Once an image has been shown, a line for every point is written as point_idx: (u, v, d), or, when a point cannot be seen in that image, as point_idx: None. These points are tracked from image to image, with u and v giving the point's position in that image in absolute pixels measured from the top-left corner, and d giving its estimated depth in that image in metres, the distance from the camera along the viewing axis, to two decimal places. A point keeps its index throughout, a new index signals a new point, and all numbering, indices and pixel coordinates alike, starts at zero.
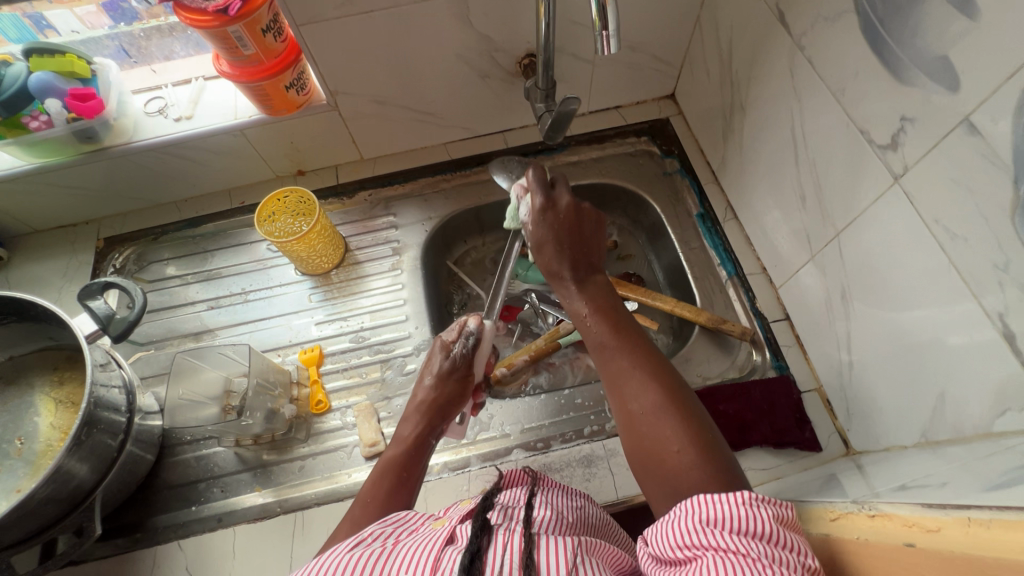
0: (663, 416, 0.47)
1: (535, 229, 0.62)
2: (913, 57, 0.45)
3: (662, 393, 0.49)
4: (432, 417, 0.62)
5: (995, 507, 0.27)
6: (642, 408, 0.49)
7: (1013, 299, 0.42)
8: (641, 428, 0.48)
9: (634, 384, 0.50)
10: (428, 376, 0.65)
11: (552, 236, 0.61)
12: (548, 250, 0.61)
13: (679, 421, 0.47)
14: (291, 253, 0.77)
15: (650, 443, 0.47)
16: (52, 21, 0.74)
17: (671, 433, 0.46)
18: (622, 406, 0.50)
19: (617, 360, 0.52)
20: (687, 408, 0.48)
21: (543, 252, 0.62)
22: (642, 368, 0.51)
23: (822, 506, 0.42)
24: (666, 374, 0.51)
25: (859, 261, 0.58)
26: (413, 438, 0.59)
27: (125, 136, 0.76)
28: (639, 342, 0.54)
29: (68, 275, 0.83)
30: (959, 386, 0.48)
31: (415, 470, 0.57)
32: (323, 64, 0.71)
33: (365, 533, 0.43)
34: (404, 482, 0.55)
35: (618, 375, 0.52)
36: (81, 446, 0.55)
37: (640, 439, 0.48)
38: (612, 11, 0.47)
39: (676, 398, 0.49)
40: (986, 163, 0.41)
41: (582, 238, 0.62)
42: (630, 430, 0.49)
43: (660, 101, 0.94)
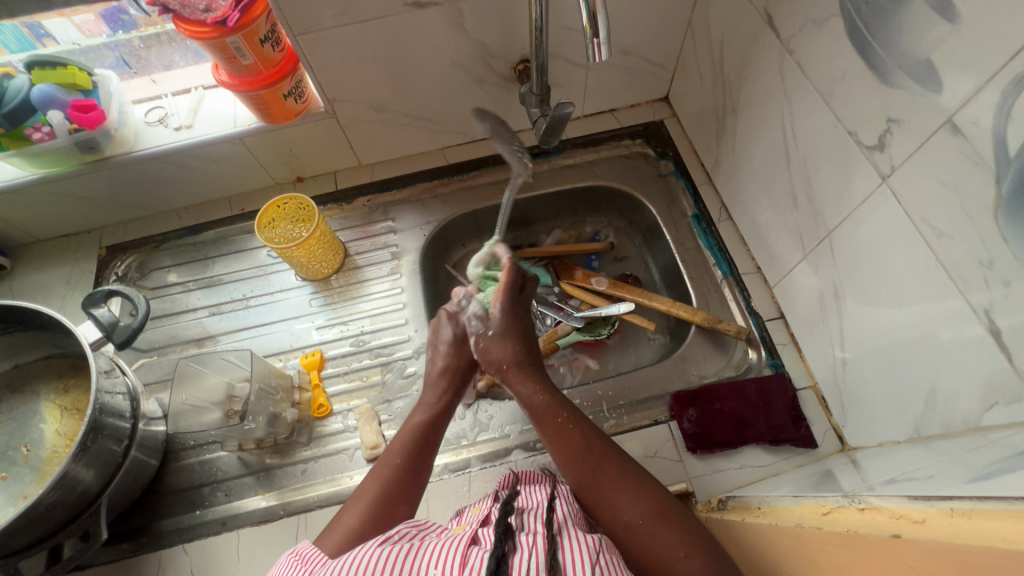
0: (658, 525, 0.50)
1: (500, 319, 0.59)
2: (897, 59, 0.46)
3: (650, 501, 0.51)
4: (446, 392, 0.61)
5: (976, 497, 0.28)
6: (637, 519, 0.50)
7: (997, 295, 0.43)
8: (642, 541, 0.49)
9: (622, 497, 0.51)
10: (440, 345, 0.62)
11: (516, 326, 0.59)
12: (509, 346, 0.58)
13: (674, 526, 0.49)
14: (291, 258, 0.78)
15: (654, 555, 0.48)
16: (51, 31, 0.75)
17: (672, 541, 0.48)
18: (614, 521, 0.51)
19: (604, 473, 0.53)
20: (674, 511, 0.51)
21: (503, 347, 0.58)
22: (627, 479, 0.52)
23: (814, 500, 0.43)
24: (646, 481, 0.53)
25: (850, 261, 0.59)
26: (425, 419, 0.59)
27: (126, 146, 0.77)
28: (614, 449, 0.55)
29: (71, 283, 0.84)
30: (948, 382, 0.49)
31: (435, 435, 0.59)
32: (320, 73, 0.72)
33: (392, 532, 0.45)
34: (423, 453, 0.57)
35: (605, 488, 0.52)
36: (87, 451, 0.56)
37: (641, 552, 0.49)
38: (602, 19, 0.48)
39: (665, 503, 0.51)
40: (970, 163, 0.42)
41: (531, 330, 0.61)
42: (627, 545, 0.50)
43: (654, 104, 0.95)
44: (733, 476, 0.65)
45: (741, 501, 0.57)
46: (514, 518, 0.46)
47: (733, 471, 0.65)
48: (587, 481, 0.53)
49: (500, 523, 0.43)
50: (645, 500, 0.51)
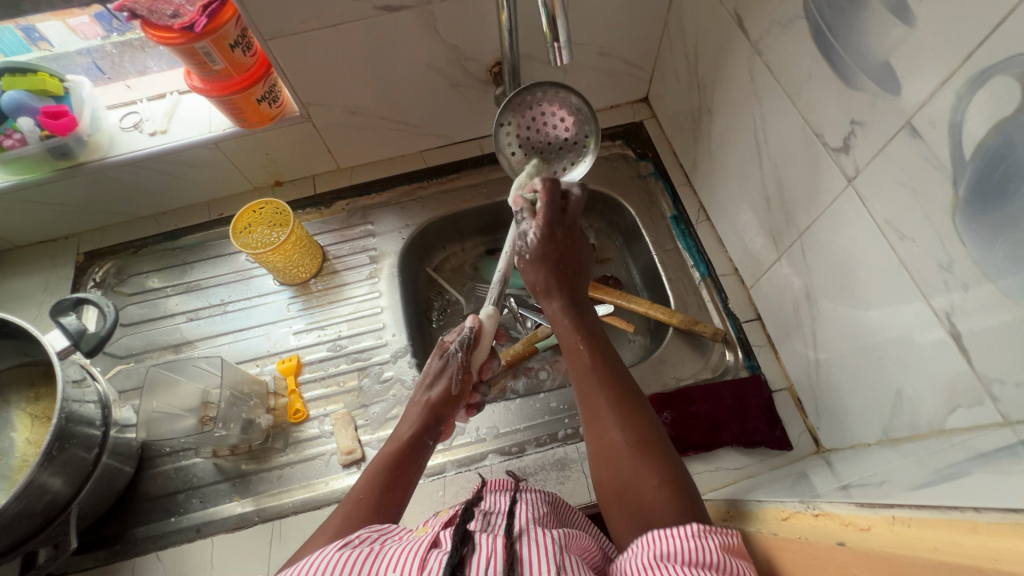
0: (639, 453, 0.49)
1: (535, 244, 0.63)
2: (859, 62, 0.46)
3: (638, 428, 0.51)
4: (428, 419, 0.62)
5: (915, 505, 0.28)
6: (621, 442, 0.51)
7: (957, 297, 0.43)
8: (618, 461, 0.50)
9: (613, 418, 0.52)
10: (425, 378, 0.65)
11: (551, 254, 0.63)
12: (544, 271, 0.64)
13: (655, 462, 0.49)
14: (267, 263, 0.78)
15: (625, 477, 0.49)
16: (46, 34, 0.75)
17: (646, 469, 0.48)
18: (599, 438, 0.52)
19: (601, 395, 0.54)
20: (663, 447, 0.50)
21: (538, 272, 0.64)
22: (621, 405, 0.53)
23: (774, 505, 0.43)
24: (644, 413, 0.53)
25: (821, 262, 0.59)
26: (408, 438, 0.59)
27: (100, 151, 0.77)
28: (621, 377, 0.56)
29: (49, 289, 0.83)
30: (915, 384, 0.49)
31: (411, 471, 0.57)
32: (293, 77, 0.72)
33: (352, 537, 0.45)
34: (396, 484, 0.55)
35: (597, 408, 0.54)
36: (54, 460, 0.56)
37: (614, 471, 0.50)
38: (561, 23, 0.49)
39: (652, 439, 0.51)
40: (928, 165, 0.42)
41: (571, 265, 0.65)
42: (604, 462, 0.51)
43: (634, 104, 0.94)
44: (708, 479, 0.65)
45: (713, 503, 0.57)
46: (477, 525, 0.46)
47: (708, 474, 0.65)
48: (587, 398, 0.55)
49: (460, 527, 0.43)
50: (633, 425, 0.52)
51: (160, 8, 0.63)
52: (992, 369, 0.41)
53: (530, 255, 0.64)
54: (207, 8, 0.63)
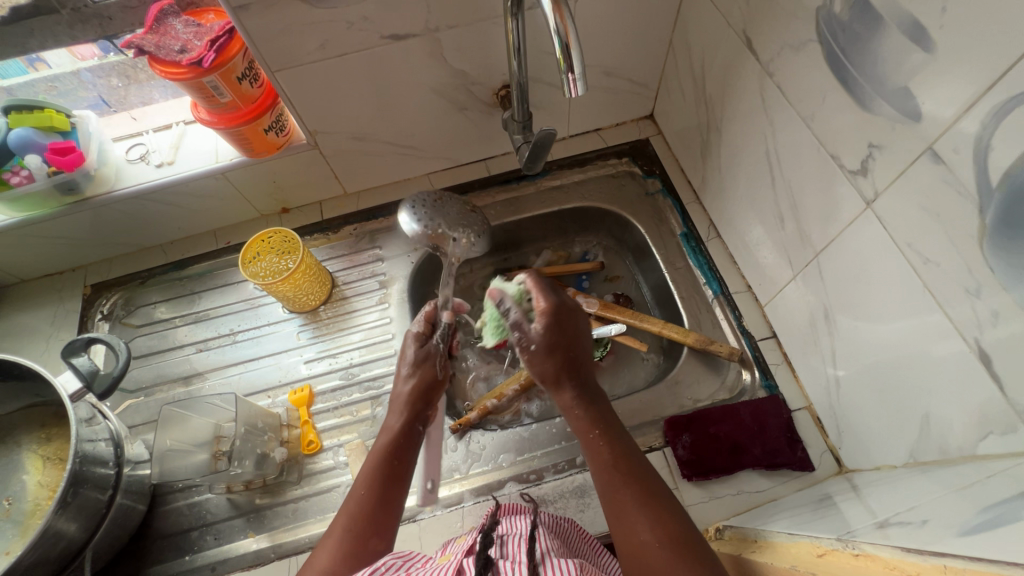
0: (673, 551, 0.47)
1: (540, 335, 0.59)
2: (875, 86, 0.46)
3: (670, 525, 0.49)
4: (417, 405, 0.61)
5: (968, 556, 0.28)
6: (653, 539, 0.48)
7: (985, 322, 0.42)
8: (652, 565, 0.47)
9: (640, 516, 0.50)
10: (403, 366, 0.64)
11: (558, 344, 0.59)
12: (550, 360, 0.59)
13: (690, 559, 0.46)
14: (276, 293, 0.77)
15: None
16: (46, 57, 0.73)
17: (679, 570, 0.46)
18: (626, 538, 0.50)
19: (628, 490, 0.52)
20: (696, 543, 0.48)
21: (543, 362, 0.59)
22: (651, 500, 0.51)
23: (809, 540, 0.42)
24: (673, 507, 0.51)
25: (839, 283, 0.58)
26: (400, 428, 0.59)
27: (107, 185, 0.77)
28: (647, 471, 0.54)
29: (57, 323, 0.83)
30: (942, 408, 0.48)
31: (408, 462, 0.58)
32: (300, 106, 0.72)
33: (379, 563, 0.45)
34: (393, 480, 0.55)
35: (624, 504, 0.51)
36: (69, 506, 0.55)
37: (646, 570, 0.47)
38: (575, 52, 0.49)
39: (684, 533, 0.49)
40: (952, 190, 0.42)
41: (580, 348, 0.61)
42: (634, 565, 0.48)
43: (640, 121, 0.94)
44: (731, 503, 0.64)
45: (739, 531, 0.57)
46: (496, 549, 0.45)
47: (730, 498, 0.64)
48: (613, 496, 0.52)
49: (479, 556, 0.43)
50: (665, 523, 0.49)
51: (168, 44, 0.63)
52: None
53: (537, 341, 0.59)
54: (215, 42, 0.62)
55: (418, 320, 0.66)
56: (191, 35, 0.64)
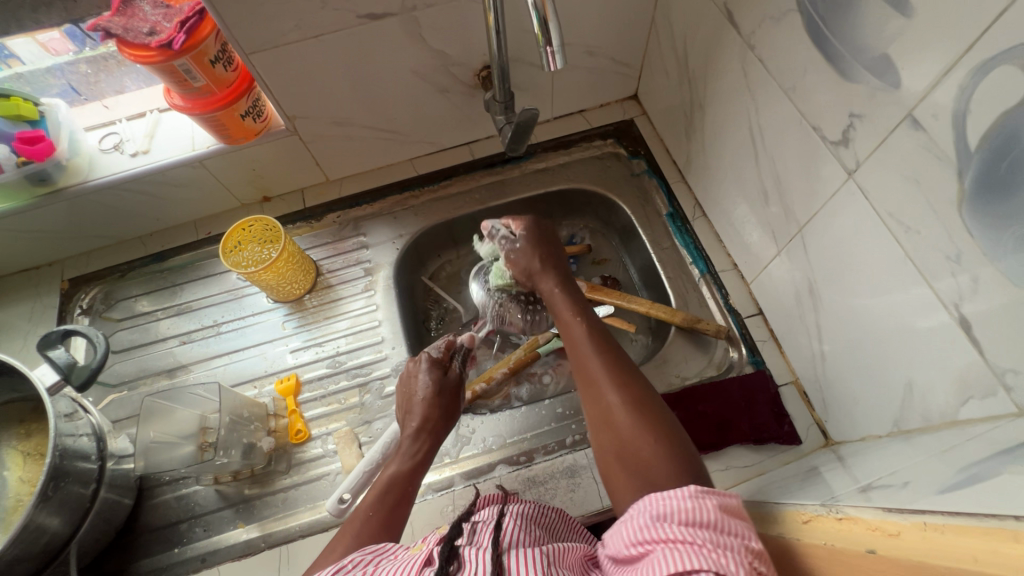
0: (637, 413, 0.51)
1: (521, 236, 0.71)
2: (855, 54, 0.46)
3: (633, 388, 0.53)
4: (435, 428, 0.62)
5: (947, 511, 0.28)
6: (617, 403, 0.52)
7: (965, 287, 0.42)
8: (616, 422, 0.51)
9: (608, 382, 0.54)
10: (420, 390, 0.63)
11: (534, 247, 0.71)
12: (529, 258, 0.70)
13: (649, 418, 0.51)
14: (259, 282, 0.76)
15: (622, 435, 0.50)
16: (16, 51, 0.72)
17: (640, 425, 0.50)
18: (596, 403, 0.54)
19: (597, 360, 0.56)
20: (657, 404, 0.52)
21: (524, 257, 0.70)
22: (616, 370, 0.55)
23: (794, 507, 0.43)
24: (637, 374, 0.55)
25: (823, 256, 0.58)
26: (421, 457, 0.59)
27: (80, 176, 0.75)
28: (617, 348, 0.58)
29: (34, 318, 0.81)
30: (924, 376, 0.49)
31: (410, 480, 0.57)
32: (277, 90, 0.70)
33: (346, 560, 0.44)
34: (399, 501, 0.54)
35: (594, 375, 0.56)
36: (50, 500, 0.54)
37: (611, 428, 0.51)
38: (553, 25, 0.48)
39: (648, 397, 0.53)
40: (931, 156, 0.42)
41: (557, 253, 0.71)
42: (602, 426, 0.52)
43: (624, 102, 0.94)
44: (720, 478, 0.64)
45: None
46: (465, 540, 0.46)
47: (719, 473, 0.65)
48: (583, 367, 0.57)
49: (445, 546, 0.44)
50: (630, 387, 0.53)
51: (136, 27, 0.61)
52: (1005, 359, 0.41)
53: (518, 248, 0.71)
54: (185, 23, 0.61)
55: (438, 346, 0.67)
56: (160, 17, 0.62)
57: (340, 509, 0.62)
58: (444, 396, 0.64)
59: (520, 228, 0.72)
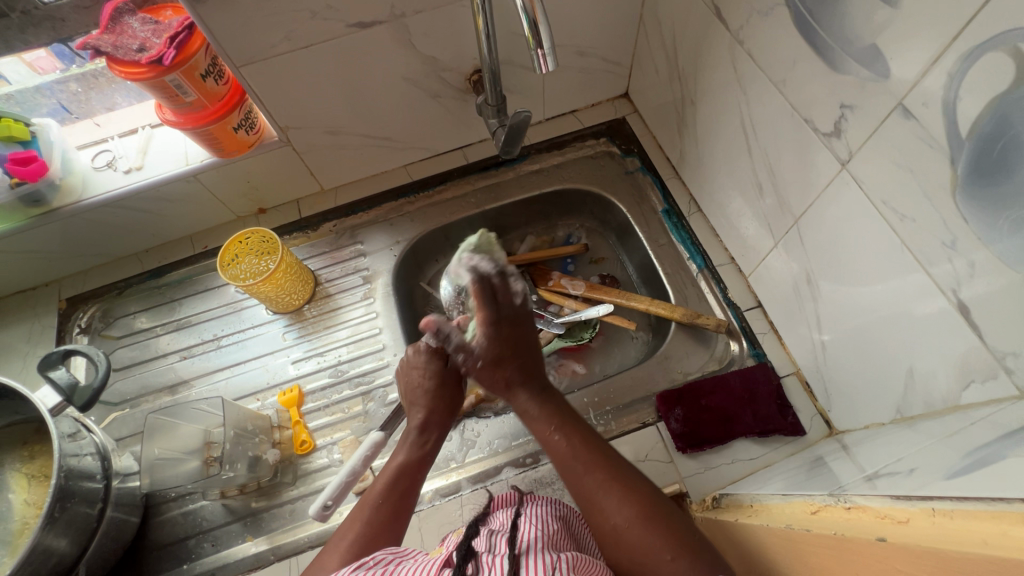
0: (649, 527, 0.48)
1: (490, 342, 0.59)
2: (844, 46, 0.46)
3: (639, 499, 0.49)
4: (441, 416, 0.61)
5: (954, 496, 0.28)
6: (627, 521, 0.48)
7: (962, 272, 0.43)
8: (631, 544, 0.47)
9: (609, 500, 0.49)
10: (424, 378, 0.63)
11: (503, 350, 0.59)
12: (497, 369, 0.59)
13: (662, 528, 0.48)
14: (258, 294, 0.76)
15: (643, 557, 0.47)
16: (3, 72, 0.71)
17: (660, 540, 0.47)
18: (602, 523, 0.49)
19: (592, 476, 0.51)
20: (664, 508, 0.49)
21: (491, 371, 0.59)
22: (613, 479, 0.50)
23: (802, 498, 0.43)
24: (635, 478, 0.51)
25: (819, 247, 0.59)
26: (428, 448, 0.59)
27: (73, 195, 0.75)
28: (607, 449, 0.53)
29: (33, 339, 0.80)
30: (925, 362, 0.49)
31: (415, 475, 0.56)
32: (269, 102, 0.70)
33: (367, 559, 0.46)
34: (406, 494, 0.55)
35: (593, 494, 0.50)
36: (57, 522, 0.54)
37: (627, 551, 0.48)
38: (544, 27, 0.48)
39: (650, 502, 0.49)
40: (923, 144, 0.42)
41: (526, 344, 0.60)
42: (617, 547, 0.48)
43: (615, 101, 0.94)
44: (726, 472, 0.65)
45: (735, 498, 0.57)
46: (483, 542, 0.46)
47: (725, 467, 0.65)
48: (577, 482, 0.51)
49: (462, 547, 0.45)
50: (634, 498, 0.49)
51: (125, 44, 0.61)
52: (1005, 343, 0.41)
53: (488, 358, 0.59)
54: (174, 39, 0.61)
55: (435, 336, 0.64)
56: (149, 34, 0.62)
57: (322, 516, 0.59)
58: (447, 385, 0.63)
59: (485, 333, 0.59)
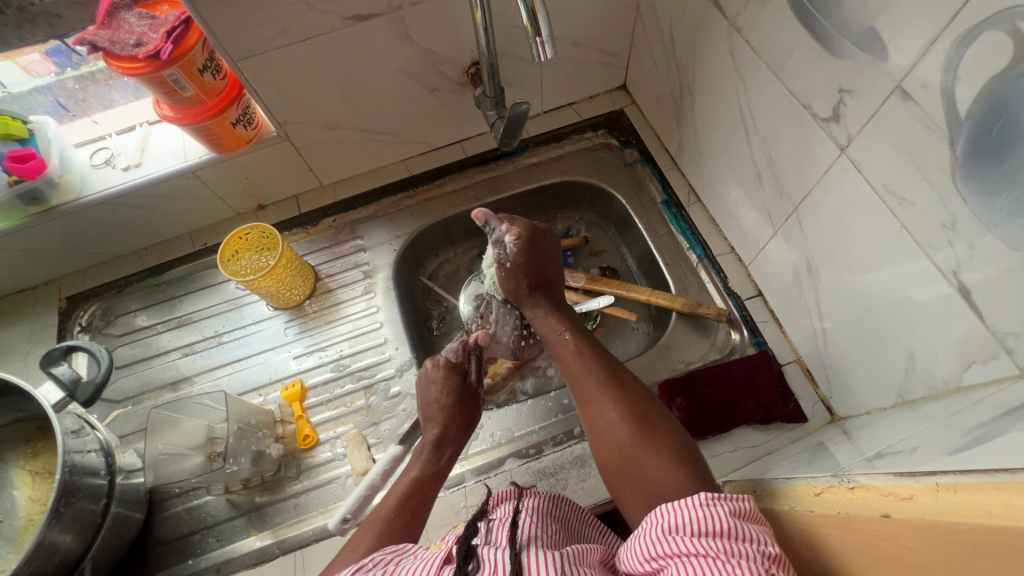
0: (638, 429, 0.52)
1: (513, 254, 0.65)
2: (841, 30, 0.46)
3: (633, 405, 0.54)
4: (457, 431, 0.62)
5: (957, 471, 0.28)
6: (616, 419, 0.54)
7: (963, 255, 0.43)
8: (617, 439, 0.53)
9: (606, 399, 0.55)
10: (441, 395, 0.63)
11: (523, 263, 0.65)
12: (517, 279, 0.66)
13: (652, 429, 0.52)
14: (259, 289, 0.76)
15: (625, 452, 0.52)
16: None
17: (646, 438, 0.51)
18: (595, 420, 0.55)
19: (592, 379, 0.57)
20: (660, 419, 0.53)
21: (512, 279, 0.66)
22: (613, 385, 0.56)
23: (805, 481, 0.43)
24: (637, 389, 0.56)
25: (819, 233, 0.59)
26: (442, 463, 0.59)
27: (72, 193, 0.75)
28: (613, 363, 0.58)
29: (34, 339, 0.80)
30: (926, 345, 0.49)
31: (428, 492, 0.56)
32: (267, 97, 0.70)
33: (365, 561, 0.45)
34: (420, 505, 0.55)
35: (590, 394, 0.56)
36: (62, 517, 0.54)
37: (613, 444, 0.53)
38: (542, 16, 0.48)
39: (646, 410, 0.54)
40: (922, 126, 0.42)
41: (547, 262, 0.67)
42: (602, 440, 0.54)
43: (613, 93, 0.94)
44: (729, 460, 0.65)
45: (738, 484, 0.57)
46: (481, 538, 0.46)
47: (728, 454, 0.65)
48: (578, 384, 0.58)
49: (461, 542, 0.45)
50: (630, 404, 0.54)
51: (122, 38, 0.61)
52: (1005, 323, 0.41)
53: (507, 266, 0.65)
54: (171, 34, 0.61)
55: (453, 349, 0.67)
56: (146, 28, 0.62)
57: (343, 528, 0.59)
58: (463, 402, 0.63)
59: (513, 238, 0.64)
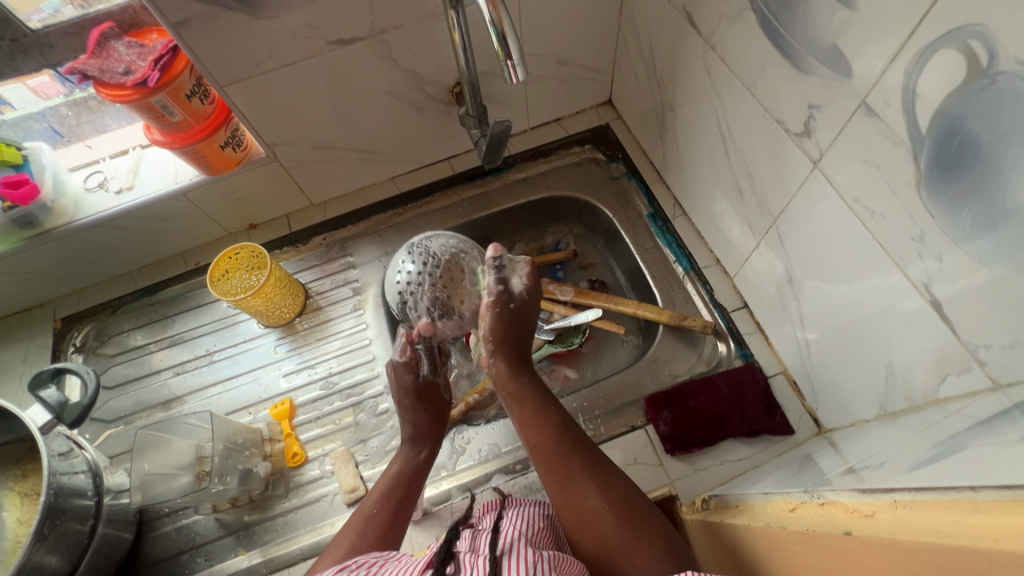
0: (620, 518, 0.51)
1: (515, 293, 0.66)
2: (808, 48, 0.47)
3: (614, 490, 0.53)
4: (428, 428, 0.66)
5: (913, 487, 0.28)
6: (601, 506, 0.52)
7: (933, 268, 0.43)
8: (601, 529, 0.51)
9: (587, 484, 0.53)
10: (406, 398, 0.67)
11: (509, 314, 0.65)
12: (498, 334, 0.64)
13: (632, 517, 0.51)
14: (248, 308, 0.77)
15: (610, 543, 0.50)
16: (6, 97, 0.74)
17: (629, 529, 0.50)
18: (576, 507, 0.53)
19: (570, 461, 0.55)
20: (637, 501, 0.53)
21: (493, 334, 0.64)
22: (592, 468, 0.54)
23: (781, 497, 0.43)
24: (612, 471, 0.55)
25: (798, 246, 0.59)
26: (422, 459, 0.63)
27: (66, 216, 0.76)
28: (585, 441, 0.57)
29: (28, 359, 0.81)
30: (904, 357, 0.49)
31: (411, 488, 0.60)
32: (255, 120, 0.72)
33: (350, 563, 0.46)
34: (404, 497, 0.59)
35: (568, 479, 0.54)
36: (46, 539, 0.55)
37: (595, 534, 0.51)
38: (512, 40, 0.49)
39: (622, 493, 0.53)
40: (886, 141, 0.43)
41: (524, 324, 0.67)
42: (586, 533, 0.51)
43: (599, 108, 0.95)
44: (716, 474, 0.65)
45: (722, 500, 0.57)
46: (465, 544, 0.47)
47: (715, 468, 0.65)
48: (553, 466, 0.55)
49: (443, 549, 0.46)
50: (609, 488, 0.53)
51: (111, 67, 0.63)
52: (976, 335, 0.41)
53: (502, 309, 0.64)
54: (158, 62, 0.63)
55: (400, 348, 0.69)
56: (134, 57, 0.64)
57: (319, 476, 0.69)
58: (431, 400, 0.67)
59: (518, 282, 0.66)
